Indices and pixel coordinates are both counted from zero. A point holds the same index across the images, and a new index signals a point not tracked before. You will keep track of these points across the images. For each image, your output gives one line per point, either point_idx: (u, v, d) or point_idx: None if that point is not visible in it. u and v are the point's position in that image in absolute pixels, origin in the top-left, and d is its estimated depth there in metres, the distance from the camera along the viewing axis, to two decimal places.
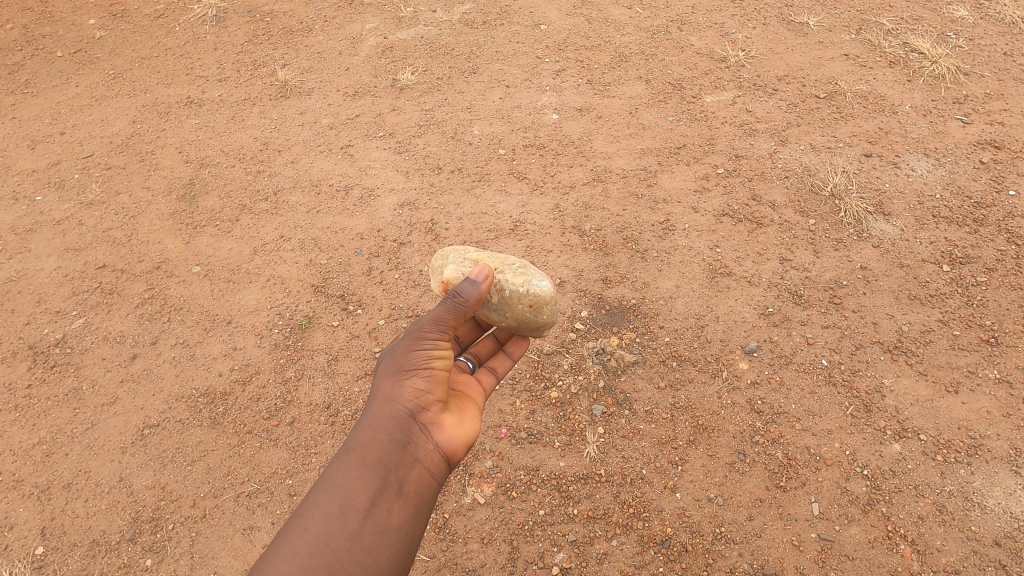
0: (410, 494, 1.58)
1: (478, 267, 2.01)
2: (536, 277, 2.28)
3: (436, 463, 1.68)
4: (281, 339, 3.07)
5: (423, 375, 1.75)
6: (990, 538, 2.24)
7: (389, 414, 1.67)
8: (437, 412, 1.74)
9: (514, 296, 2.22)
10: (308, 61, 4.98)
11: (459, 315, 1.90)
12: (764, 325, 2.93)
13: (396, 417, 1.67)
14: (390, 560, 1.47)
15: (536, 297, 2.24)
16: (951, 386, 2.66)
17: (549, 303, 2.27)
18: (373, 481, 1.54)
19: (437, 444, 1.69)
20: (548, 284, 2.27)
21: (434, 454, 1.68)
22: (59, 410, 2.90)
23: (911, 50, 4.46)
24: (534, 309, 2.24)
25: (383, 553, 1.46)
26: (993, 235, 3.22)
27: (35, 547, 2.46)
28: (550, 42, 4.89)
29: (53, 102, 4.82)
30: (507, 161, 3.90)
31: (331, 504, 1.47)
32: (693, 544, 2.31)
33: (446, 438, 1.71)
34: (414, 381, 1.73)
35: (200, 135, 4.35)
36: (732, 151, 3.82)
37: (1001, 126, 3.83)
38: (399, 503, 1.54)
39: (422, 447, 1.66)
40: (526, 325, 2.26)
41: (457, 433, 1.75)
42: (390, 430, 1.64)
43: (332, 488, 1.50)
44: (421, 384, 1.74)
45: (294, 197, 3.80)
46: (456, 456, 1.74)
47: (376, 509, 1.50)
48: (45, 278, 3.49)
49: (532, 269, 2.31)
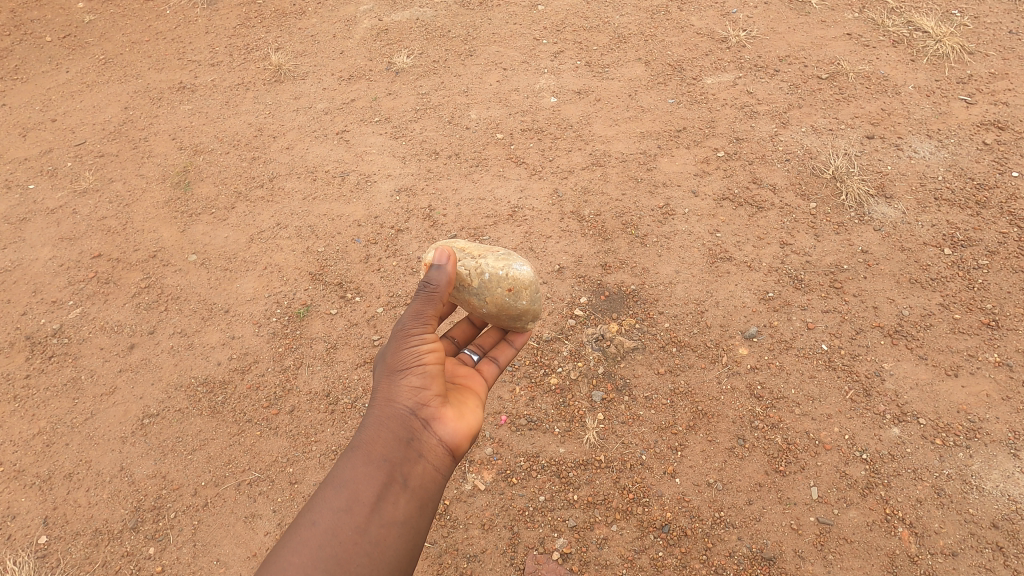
0: (415, 488, 1.58)
1: (439, 249, 1.91)
2: (518, 261, 2.20)
3: (441, 457, 1.67)
4: (279, 327, 3.06)
5: (418, 372, 1.73)
6: (988, 520, 2.25)
7: (391, 413, 1.66)
8: (438, 407, 1.71)
9: (493, 279, 2.14)
10: (301, 45, 4.91)
11: (435, 304, 1.83)
12: (764, 310, 2.92)
13: (398, 415, 1.66)
14: (397, 552, 1.47)
15: (515, 280, 2.15)
16: (951, 369, 2.65)
17: (529, 287, 2.18)
18: (378, 476, 1.54)
19: (441, 438, 1.68)
20: (528, 269, 2.20)
21: (438, 448, 1.67)
22: (58, 400, 2.89)
23: (915, 28, 4.40)
24: (512, 293, 2.15)
25: (390, 545, 1.46)
26: (995, 217, 3.19)
27: (38, 536, 2.47)
28: (548, 23, 4.81)
29: (44, 88, 4.75)
30: (505, 146, 3.86)
31: (338, 499, 1.47)
32: (693, 528, 2.32)
33: (449, 431, 1.69)
34: (410, 379, 1.72)
35: (193, 121, 4.30)
36: (732, 133, 3.78)
37: (1005, 106, 3.79)
38: (405, 497, 1.54)
39: (426, 442, 1.65)
40: (506, 311, 2.17)
41: (460, 425, 1.72)
42: (393, 428, 1.64)
43: (338, 485, 1.50)
44: (418, 380, 1.72)
45: (290, 183, 3.77)
46: (460, 449, 1.72)
47: (383, 503, 1.50)
48: (41, 269, 3.46)
49: (514, 254, 2.23)
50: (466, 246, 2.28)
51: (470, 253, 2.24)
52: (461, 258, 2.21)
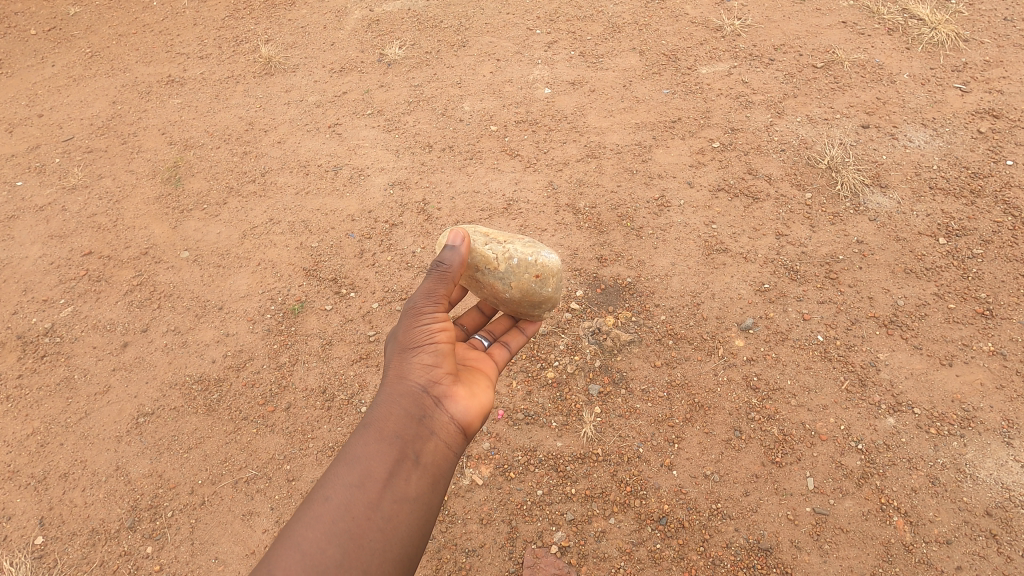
0: (428, 465, 1.58)
1: (455, 230, 1.93)
2: (544, 250, 2.23)
3: (453, 435, 1.67)
4: (273, 324, 3.04)
5: (429, 350, 1.74)
6: (981, 508, 2.27)
7: (403, 390, 1.67)
8: (450, 385, 1.72)
9: (521, 265, 2.16)
10: (292, 36, 4.85)
11: (445, 283, 1.83)
12: (761, 302, 2.92)
13: (410, 393, 1.67)
14: (410, 528, 1.46)
15: (543, 267, 2.19)
16: (945, 359, 2.66)
17: (555, 276, 2.22)
18: (391, 453, 1.54)
19: (453, 416, 1.68)
20: (556, 258, 2.24)
21: (451, 425, 1.67)
22: (52, 400, 2.87)
23: (910, 16, 4.38)
24: (539, 280, 2.18)
25: (403, 520, 1.46)
26: (990, 206, 3.20)
27: (34, 537, 2.45)
28: (541, 13, 4.77)
29: (29, 83, 4.68)
30: (499, 138, 3.83)
31: (351, 475, 1.48)
32: (690, 520, 2.33)
33: (461, 410, 1.70)
34: (421, 357, 1.73)
35: (183, 115, 4.24)
36: (728, 124, 3.76)
37: (1000, 94, 3.78)
38: (417, 474, 1.54)
39: (438, 419, 1.66)
40: (530, 298, 2.19)
41: (471, 403, 1.72)
42: (406, 405, 1.64)
43: (351, 461, 1.51)
44: (430, 359, 1.73)
45: (282, 178, 3.73)
46: (472, 427, 1.73)
47: (395, 479, 1.50)
48: (30, 267, 3.42)
49: (540, 244, 2.26)
50: (488, 232, 2.27)
51: (495, 239, 2.23)
52: (487, 244, 2.20)
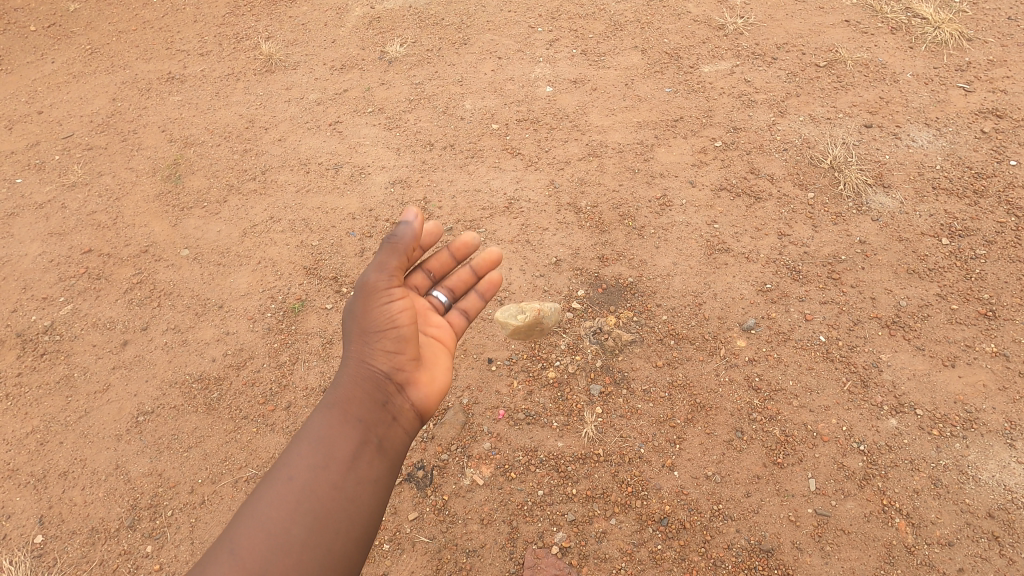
0: (388, 447, 1.68)
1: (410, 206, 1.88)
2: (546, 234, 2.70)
3: (412, 419, 1.78)
4: (274, 323, 3.03)
5: (392, 336, 1.78)
6: (984, 510, 2.26)
7: (366, 374, 1.74)
8: (411, 370, 1.80)
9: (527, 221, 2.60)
10: (292, 33, 4.83)
11: (398, 255, 1.82)
12: (763, 302, 2.91)
13: (374, 377, 1.74)
14: (371, 508, 1.56)
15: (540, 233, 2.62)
16: (948, 360, 2.65)
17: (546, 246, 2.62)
18: (353, 437, 1.64)
19: (413, 403, 1.79)
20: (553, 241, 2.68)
21: (410, 410, 1.78)
22: (51, 399, 2.86)
23: (913, 15, 4.36)
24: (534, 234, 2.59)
25: (362, 501, 1.55)
26: (993, 207, 3.18)
27: (33, 535, 2.45)
28: (543, 11, 4.75)
29: (29, 79, 4.66)
30: (501, 136, 3.81)
31: (314, 456, 1.57)
32: (691, 521, 2.32)
33: (421, 397, 1.80)
34: (384, 343, 1.77)
35: (183, 113, 4.23)
36: (730, 123, 3.75)
37: (1004, 93, 3.77)
38: (379, 456, 1.64)
39: (398, 405, 1.76)
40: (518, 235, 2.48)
41: (431, 390, 1.83)
42: (369, 389, 1.72)
43: (314, 442, 1.60)
44: (391, 345, 1.77)
45: (283, 176, 3.72)
46: (429, 412, 1.83)
47: (357, 461, 1.60)
48: (30, 265, 3.41)
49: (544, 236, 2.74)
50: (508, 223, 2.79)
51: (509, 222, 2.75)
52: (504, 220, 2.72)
